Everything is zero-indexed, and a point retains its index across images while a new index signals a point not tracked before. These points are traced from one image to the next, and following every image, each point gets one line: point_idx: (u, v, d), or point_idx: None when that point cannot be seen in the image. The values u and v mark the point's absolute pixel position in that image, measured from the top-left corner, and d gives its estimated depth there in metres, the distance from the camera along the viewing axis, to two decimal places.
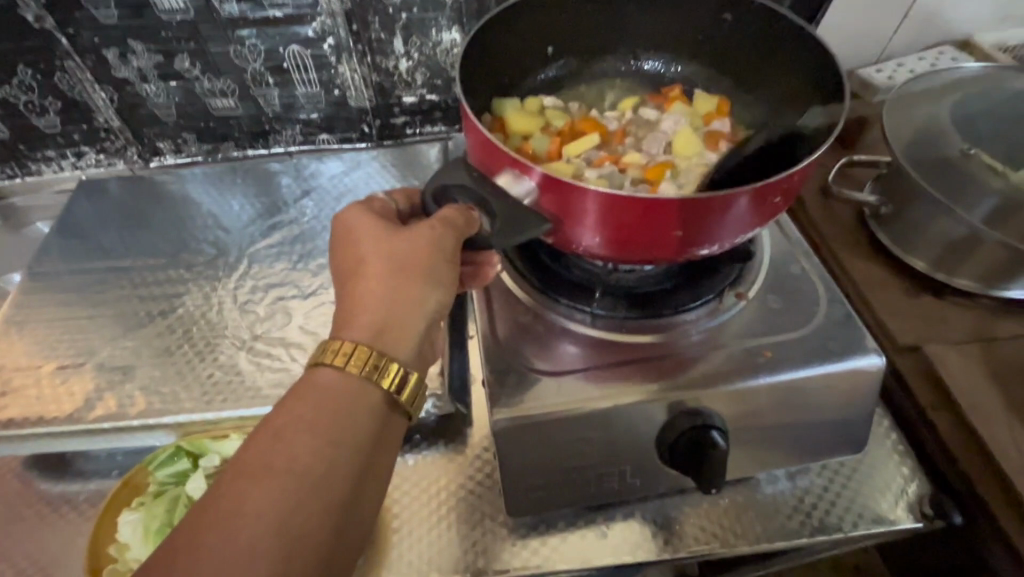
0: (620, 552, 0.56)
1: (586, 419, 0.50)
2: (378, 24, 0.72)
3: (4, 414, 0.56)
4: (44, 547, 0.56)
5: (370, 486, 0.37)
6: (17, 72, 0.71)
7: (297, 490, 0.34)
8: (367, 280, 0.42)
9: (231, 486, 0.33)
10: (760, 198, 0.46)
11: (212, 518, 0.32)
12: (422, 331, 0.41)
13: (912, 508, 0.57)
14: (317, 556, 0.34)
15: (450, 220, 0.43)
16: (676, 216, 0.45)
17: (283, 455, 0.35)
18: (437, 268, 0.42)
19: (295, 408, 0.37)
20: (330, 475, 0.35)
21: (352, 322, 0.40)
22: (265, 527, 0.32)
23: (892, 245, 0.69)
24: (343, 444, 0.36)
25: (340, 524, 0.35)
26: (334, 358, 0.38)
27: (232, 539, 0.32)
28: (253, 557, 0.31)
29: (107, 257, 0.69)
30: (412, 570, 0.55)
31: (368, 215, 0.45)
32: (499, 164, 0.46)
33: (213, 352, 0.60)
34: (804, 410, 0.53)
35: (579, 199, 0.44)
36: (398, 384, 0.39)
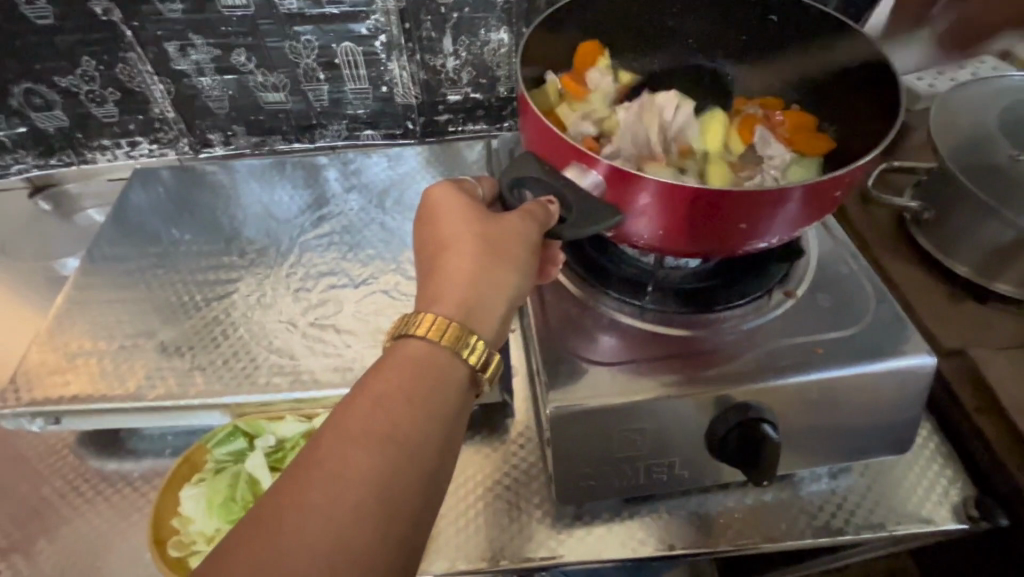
0: (664, 545, 0.56)
1: (638, 410, 0.51)
2: (429, 23, 0.74)
3: (68, 390, 0.58)
4: (101, 521, 0.57)
5: (453, 458, 0.39)
6: (81, 62, 0.74)
7: (392, 453, 0.35)
8: (453, 256, 0.43)
9: (332, 446, 0.35)
10: (819, 195, 0.47)
11: (316, 478, 0.34)
12: (502, 313, 0.43)
13: (956, 511, 0.57)
14: (410, 519, 0.35)
15: (530, 209, 0.45)
16: (744, 208, 0.46)
17: (382, 422, 0.36)
18: (519, 253, 0.44)
19: (390, 377, 0.38)
20: (422, 443, 0.36)
21: (436, 297, 0.42)
22: (367, 491, 0.34)
23: (933, 250, 0.70)
24: (434, 414, 0.38)
25: (428, 487, 0.36)
26: (426, 332, 0.40)
27: (334, 495, 0.33)
28: (357, 519, 0.33)
29: (161, 244, 0.72)
30: (460, 556, 0.56)
31: (452, 195, 0.46)
32: (568, 158, 0.48)
33: (268, 336, 0.62)
34: (852, 408, 0.54)
35: (645, 189, 0.46)
36: (483, 362, 0.41)
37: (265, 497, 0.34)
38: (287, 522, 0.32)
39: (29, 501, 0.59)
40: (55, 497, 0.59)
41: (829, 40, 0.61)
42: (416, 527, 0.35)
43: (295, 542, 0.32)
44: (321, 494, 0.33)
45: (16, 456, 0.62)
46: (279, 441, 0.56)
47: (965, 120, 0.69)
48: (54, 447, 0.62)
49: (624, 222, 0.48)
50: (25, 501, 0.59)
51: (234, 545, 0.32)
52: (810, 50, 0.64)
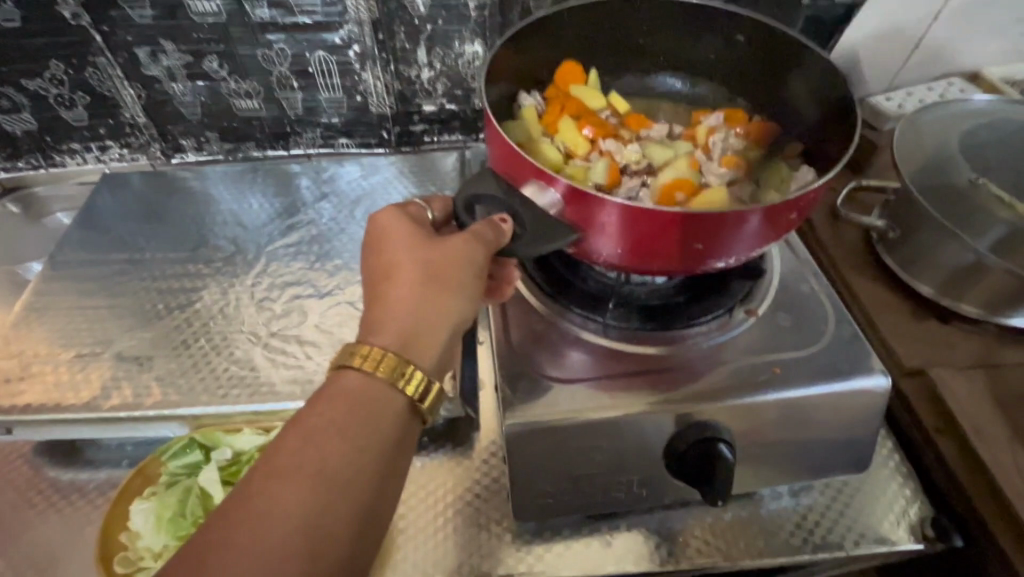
0: (624, 562, 0.56)
1: (595, 427, 0.51)
2: (403, 34, 0.74)
3: (21, 399, 0.57)
4: (52, 533, 0.56)
5: (391, 490, 0.38)
6: (50, 66, 0.73)
7: (322, 492, 0.35)
8: (396, 285, 0.43)
9: (260, 485, 0.34)
10: (774, 217, 0.47)
11: (244, 518, 0.33)
12: (447, 340, 0.43)
13: (913, 530, 0.57)
14: (339, 558, 0.34)
15: (478, 232, 0.44)
16: (696, 230, 0.46)
17: (314, 459, 0.36)
18: (464, 282, 0.44)
19: (325, 411, 0.38)
20: (354, 480, 0.36)
21: (379, 327, 0.41)
22: (295, 530, 0.33)
23: (898, 270, 0.70)
24: (369, 448, 0.37)
25: (360, 524, 0.36)
26: (363, 364, 0.39)
27: (259, 536, 0.33)
28: (281, 560, 0.32)
29: (126, 251, 0.71)
30: (417, 573, 0.55)
31: (400, 223, 0.46)
32: (525, 176, 0.48)
33: (230, 347, 0.61)
34: (809, 428, 0.54)
35: (600, 209, 0.46)
36: (422, 392, 0.40)
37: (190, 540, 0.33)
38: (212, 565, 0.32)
39: None
40: (6, 508, 0.58)
41: (795, 61, 0.62)
42: (349, 564, 0.35)
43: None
44: (246, 535, 0.33)
45: None
46: (236, 454, 0.55)
47: (929, 142, 0.70)
48: (9, 456, 0.61)
49: (581, 240, 0.48)
50: None
51: None
52: (777, 71, 0.64)
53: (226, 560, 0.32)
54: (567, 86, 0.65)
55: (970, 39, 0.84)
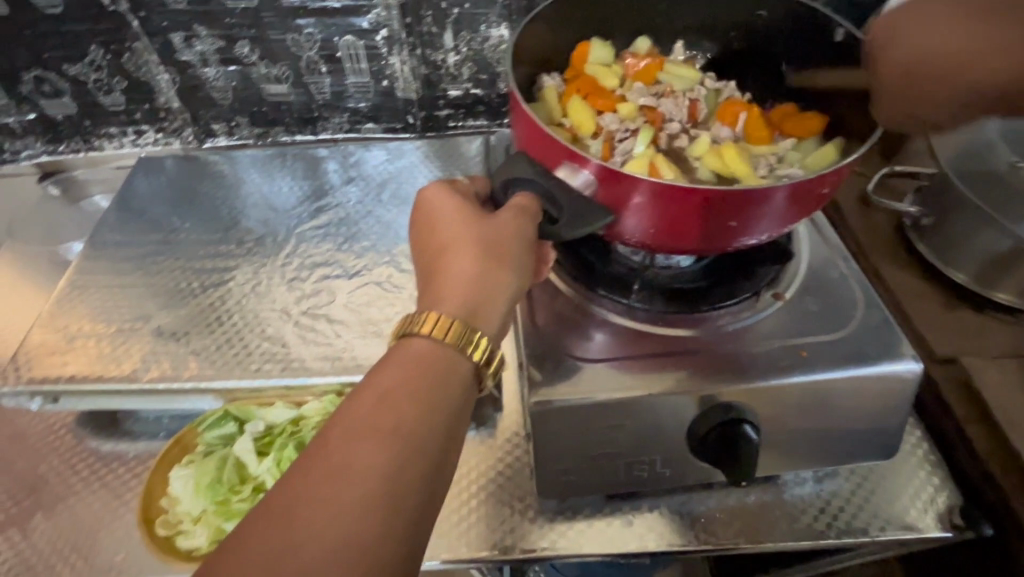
0: (644, 541, 0.57)
1: (620, 407, 0.52)
2: (430, 18, 0.75)
3: (66, 370, 0.60)
4: (95, 498, 0.59)
5: (456, 455, 0.39)
6: (90, 51, 0.76)
7: (399, 449, 0.36)
8: (456, 256, 0.43)
9: (340, 442, 0.36)
10: (815, 189, 0.47)
11: (323, 475, 0.34)
12: (506, 308, 0.44)
13: (941, 518, 0.57)
14: (418, 512, 0.36)
15: (527, 206, 0.46)
16: (737, 205, 0.46)
17: (387, 420, 0.37)
18: (523, 253, 0.44)
19: (397, 374, 0.39)
20: (428, 438, 0.37)
21: (439, 296, 0.42)
22: (372, 487, 0.34)
23: (933, 259, 0.69)
24: (439, 409, 0.38)
25: (435, 480, 0.37)
26: (429, 331, 0.40)
27: (342, 488, 0.34)
28: (364, 511, 0.34)
29: (162, 232, 0.73)
30: (442, 546, 0.57)
31: (451, 196, 0.46)
32: (557, 158, 0.48)
33: (261, 324, 0.63)
34: (836, 412, 0.54)
35: (637, 190, 0.46)
36: (486, 357, 0.41)
37: (270, 496, 0.34)
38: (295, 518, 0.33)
39: (27, 476, 0.60)
40: (52, 474, 0.61)
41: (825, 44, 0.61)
42: (425, 518, 0.36)
43: (304, 536, 0.33)
44: (330, 487, 0.34)
45: (20, 432, 0.64)
46: (268, 427, 0.58)
47: (965, 126, 0.68)
48: (54, 425, 0.64)
49: (614, 221, 0.48)
50: (24, 477, 0.60)
51: (249, 533, 0.33)
52: (807, 53, 0.63)
53: (313, 509, 0.33)
54: (583, 66, 0.63)
55: None
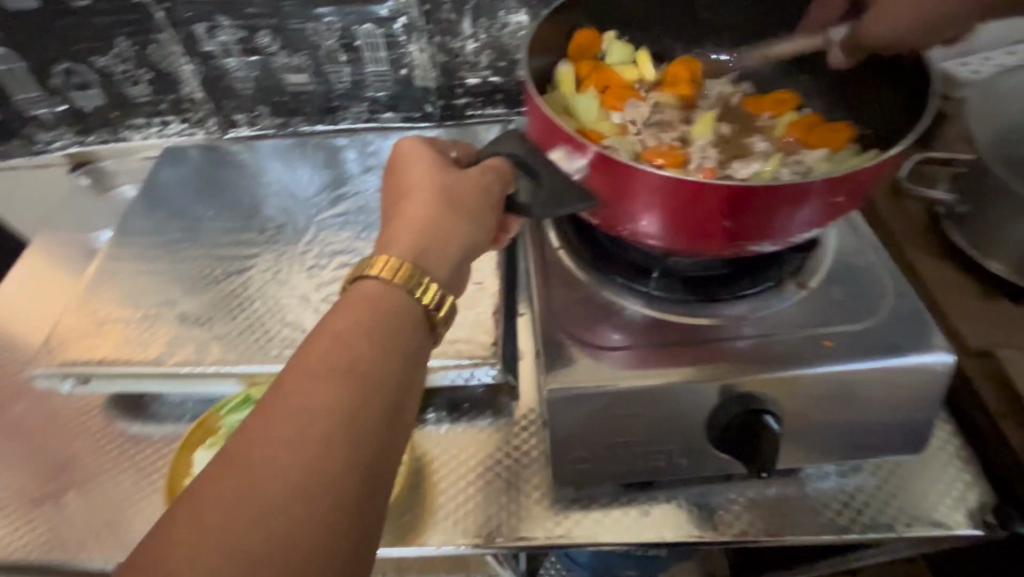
0: (661, 532, 0.56)
1: (637, 395, 0.51)
2: (448, 5, 0.74)
3: (96, 353, 0.61)
4: (125, 477, 0.61)
5: (416, 391, 0.39)
6: (117, 43, 0.77)
7: (353, 387, 0.36)
8: (414, 202, 0.44)
9: (293, 384, 0.36)
10: (828, 197, 0.46)
11: (279, 413, 0.35)
12: (456, 259, 0.44)
13: (971, 515, 0.55)
14: (379, 445, 0.36)
15: (495, 166, 0.47)
16: (724, 203, 0.44)
17: (340, 359, 0.37)
18: (478, 206, 0.45)
19: (348, 316, 0.39)
20: (383, 376, 0.37)
21: (393, 241, 0.43)
22: (329, 421, 0.34)
23: (967, 246, 0.65)
24: (393, 348, 0.39)
25: (394, 414, 0.37)
26: (379, 273, 0.41)
27: (299, 428, 0.34)
28: (324, 446, 0.34)
29: (185, 219, 0.74)
30: (458, 532, 0.57)
31: (419, 145, 0.48)
32: (554, 141, 0.48)
33: (282, 310, 0.64)
34: (862, 404, 0.52)
35: (631, 180, 0.45)
36: (436, 302, 0.41)
37: (227, 441, 0.34)
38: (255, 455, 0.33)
39: (61, 455, 0.63)
40: (83, 453, 0.63)
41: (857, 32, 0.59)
42: (388, 452, 0.36)
43: (267, 470, 0.33)
44: (287, 427, 0.34)
45: (54, 413, 0.66)
46: None
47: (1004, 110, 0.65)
48: (86, 407, 0.66)
49: (625, 211, 0.48)
50: (58, 456, 0.63)
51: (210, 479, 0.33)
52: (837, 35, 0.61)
53: (273, 449, 0.33)
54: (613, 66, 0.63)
55: None
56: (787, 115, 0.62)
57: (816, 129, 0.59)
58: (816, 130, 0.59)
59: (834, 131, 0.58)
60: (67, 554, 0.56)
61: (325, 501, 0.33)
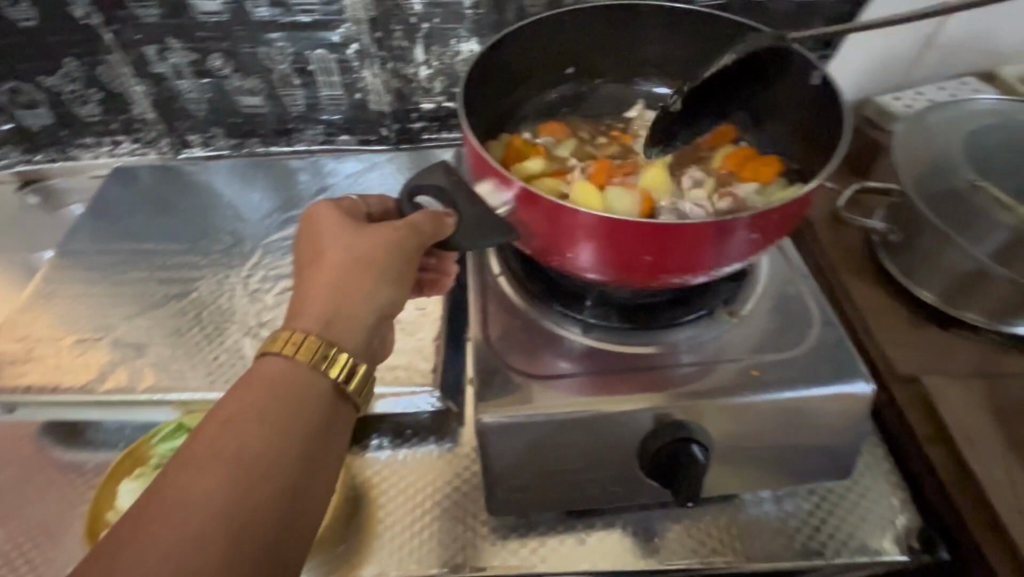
0: (598, 560, 0.56)
1: (569, 424, 0.51)
2: (401, 32, 0.75)
3: (24, 379, 0.60)
4: (52, 508, 0.59)
5: (320, 470, 0.39)
6: (65, 63, 0.76)
7: (244, 473, 0.36)
8: (325, 270, 0.44)
9: (181, 472, 0.35)
10: (750, 234, 0.47)
11: (159, 514, 0.34)
12: (370, 326, 0.44)
13: (899, 541, 0.56)
14: (268, 534, 0.35)
15: (415, 222, 0.46)
16: (643, 239, 0.45)
17: (232, 444, 0.36)
18: (393, 269, 0.45)
19: (247, 396, 0.39)
20: (279, 459, 0.37)
21: (302, 310, 0.43)
22: (210, 521, 0.34)
23: (898, 273, 0.68)
24: (293, 428, 0.38)
25: (288, 499, 0.37)
26: (284, 348, 0.40)
27: (180, 521, 0.33)
28: (204, 540, 0.33)
29: (129, 241, 0.73)
30: (394, 562, 0.57)
31: (333, 208, 0.47)
32: (483, 173, 0.49)
33: (222, 335, 0.63)
34: (789, 432, 0.53)
35: (555, 216, 0.46)
36: (346, 374, 0.41)
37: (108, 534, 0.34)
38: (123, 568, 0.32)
39: None
40: (9, 483, 0.61)
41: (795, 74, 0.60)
42: (281, 538, 0.36)
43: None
44: (168, 521, 0.33)
45: None
46: None
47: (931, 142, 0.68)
48: (15, 434, 0.64)
49: (553, 244, 0.48)
50: None
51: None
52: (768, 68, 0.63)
53: (150, 545, 0.33)
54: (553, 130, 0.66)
55: (984, 37, 0.81)
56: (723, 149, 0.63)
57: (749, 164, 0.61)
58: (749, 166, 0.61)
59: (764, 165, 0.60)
60: None
61: None
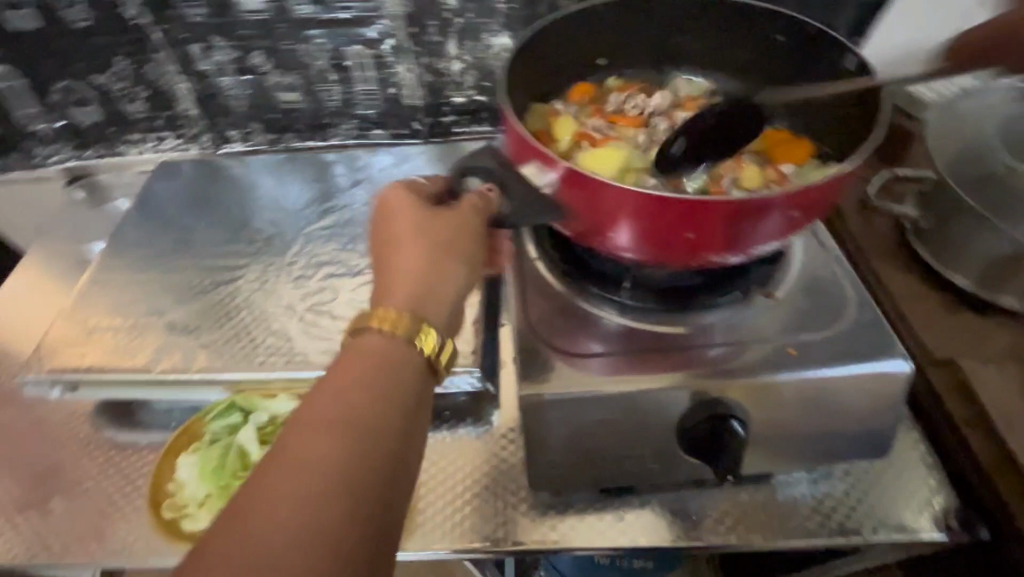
0: (636, 537, 0.57)
1: (608, 400, 0.53)
2: (435, 27, 0.77)
3: (85, 361, 0.63)
4: (110, 483, 0.62)
5: (418, 436, 0.41)
6: (115, 62, 0.80)
7: (356, 436, 0.37)
8: (406, 252, 0.45)
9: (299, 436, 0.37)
10: (790, 212, 0.48)
11: (283, 469, 0.36)
12: (451, 304, 0.46)
13: (936, 521, 0.56)
14: (380, 492, 0.37)
15: (473, 203, 0.49)
16: (685, 218, 0.47)
17: (343, 409, 0.38)
18: (468, 250, 0.47)
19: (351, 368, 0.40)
20: (385, 424, 0.39)
21: (390, 288, 0.44)
22: (334, 475, 0.36)
23: (932, 259, 0.69)
24: (394, 396, 0.40)
25: (395, 462, 0.38)
26: (382, 324, 0.42)
27: (302, 479, 0.35)
28: (325, 498, 0.35)
29: (176, 231, 0.76)
30: (437, 537, 0.58)
31: (403, 191, 0.49)
32: (526, 156, 0.51)
33: (268, 320, 0.66)
34: (827, 411, 0.54)
35: (598, 196, 0.48)
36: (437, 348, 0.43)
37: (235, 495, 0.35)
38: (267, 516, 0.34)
39: (46, 462, 0.64)
40: (69, 459, 0.64)
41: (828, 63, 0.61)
42: (391, 498, 0.38)
43: (277, 533, 0.34)
44: (291, 479, 0.35)
45: (41, 420, 0.67)
46: (272, 417, 0.60)
47: (964, 128, 0.68)
48: (73, 414, 0.67)
49: (596, 222, 0.50)
50: (43, 462, 0.64)
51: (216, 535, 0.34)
52: (799, 56, 0.64)
53: (277, 503, 0.34)
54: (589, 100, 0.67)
55: None
56: (757, 129, 0.65)
57: (780, 144, 0.62)
58: (781, 145, 0.62)
59: (795, 149, 0.62)
60: (47, 560, 0.57)
61: (329, 553, 0.34)
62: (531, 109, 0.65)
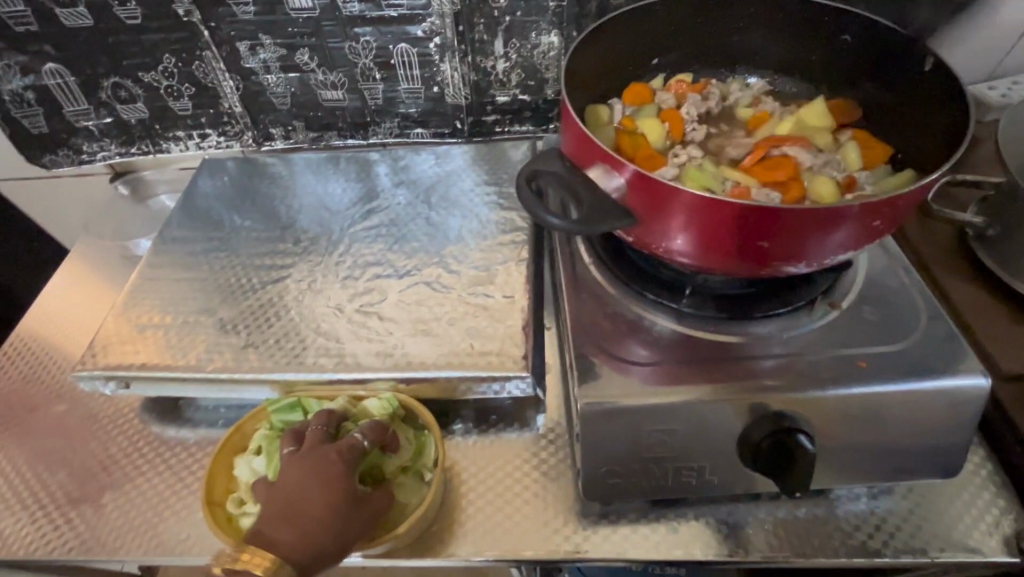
0: (690, 549, 0.56)
1: (668, 411, 0.51)
2: (482, 25, 0.76)
3: (137, 359, 0.63)
4: (161, 479, 0.62)
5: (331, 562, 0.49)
6: (163, 59, 0.80)
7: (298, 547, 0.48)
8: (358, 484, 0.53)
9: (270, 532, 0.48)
10: (863, 223, 0.46)
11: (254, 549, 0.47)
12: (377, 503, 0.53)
13: (1006, 542, 0.54)
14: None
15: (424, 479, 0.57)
16: (757, 226, 0.45)
17: (298, 527, 0.49)
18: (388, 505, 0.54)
19: (316, 501, 0.50)
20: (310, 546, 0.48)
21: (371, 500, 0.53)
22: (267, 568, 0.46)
23: (996, 269, 0.66)
24: (328, 531, 0.49)
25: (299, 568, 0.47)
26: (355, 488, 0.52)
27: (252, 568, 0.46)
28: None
29: (221, 231, 0.76)
30: (486, 542, 0.58)
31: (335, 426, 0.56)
32: (591, 159, 0.49)
33: (316, 320, 0.66)
34: (896, 429, 0.52)
35: (665, 200, 0.46)
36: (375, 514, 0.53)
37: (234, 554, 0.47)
38: (284, 536, 0.48)
39: (96, 458, 0.64)
40: (120, 455, 0.64)
41: (908, 64, 0.59)
42: None
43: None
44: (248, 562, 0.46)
45: (91, 415, 0.68)
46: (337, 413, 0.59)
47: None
48: (123, 410, 0.68)
49: (661, 229, 0.49)
50: (92, 457, 0.64)
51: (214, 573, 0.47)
52: (876, 58, 0.62)
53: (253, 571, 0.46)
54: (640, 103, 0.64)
55: None
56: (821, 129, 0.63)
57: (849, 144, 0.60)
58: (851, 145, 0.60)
59: (868, 149, 0.59)
60: (100, 555, 0.57)
61: None
62: (587, 112, 0.63)
